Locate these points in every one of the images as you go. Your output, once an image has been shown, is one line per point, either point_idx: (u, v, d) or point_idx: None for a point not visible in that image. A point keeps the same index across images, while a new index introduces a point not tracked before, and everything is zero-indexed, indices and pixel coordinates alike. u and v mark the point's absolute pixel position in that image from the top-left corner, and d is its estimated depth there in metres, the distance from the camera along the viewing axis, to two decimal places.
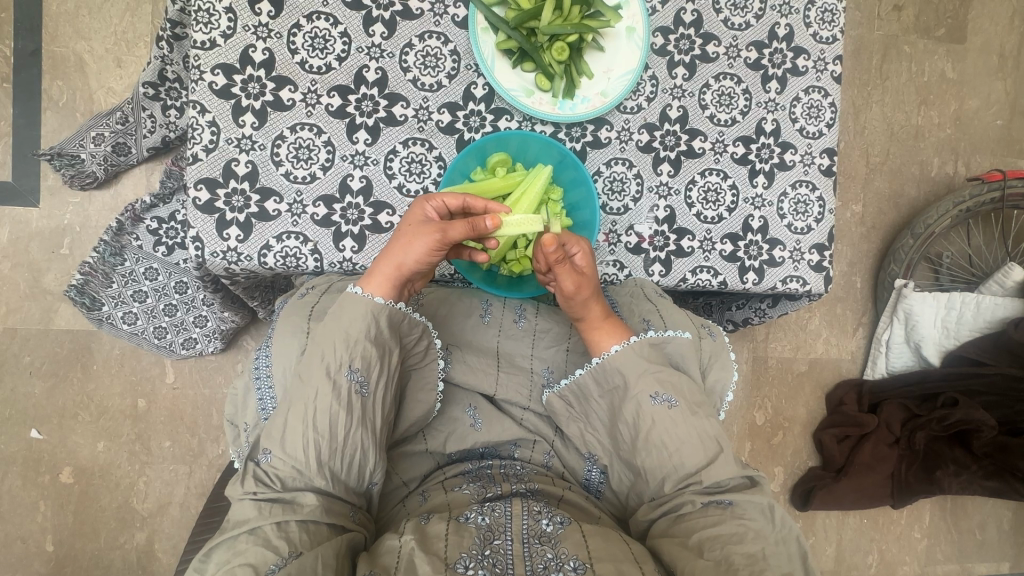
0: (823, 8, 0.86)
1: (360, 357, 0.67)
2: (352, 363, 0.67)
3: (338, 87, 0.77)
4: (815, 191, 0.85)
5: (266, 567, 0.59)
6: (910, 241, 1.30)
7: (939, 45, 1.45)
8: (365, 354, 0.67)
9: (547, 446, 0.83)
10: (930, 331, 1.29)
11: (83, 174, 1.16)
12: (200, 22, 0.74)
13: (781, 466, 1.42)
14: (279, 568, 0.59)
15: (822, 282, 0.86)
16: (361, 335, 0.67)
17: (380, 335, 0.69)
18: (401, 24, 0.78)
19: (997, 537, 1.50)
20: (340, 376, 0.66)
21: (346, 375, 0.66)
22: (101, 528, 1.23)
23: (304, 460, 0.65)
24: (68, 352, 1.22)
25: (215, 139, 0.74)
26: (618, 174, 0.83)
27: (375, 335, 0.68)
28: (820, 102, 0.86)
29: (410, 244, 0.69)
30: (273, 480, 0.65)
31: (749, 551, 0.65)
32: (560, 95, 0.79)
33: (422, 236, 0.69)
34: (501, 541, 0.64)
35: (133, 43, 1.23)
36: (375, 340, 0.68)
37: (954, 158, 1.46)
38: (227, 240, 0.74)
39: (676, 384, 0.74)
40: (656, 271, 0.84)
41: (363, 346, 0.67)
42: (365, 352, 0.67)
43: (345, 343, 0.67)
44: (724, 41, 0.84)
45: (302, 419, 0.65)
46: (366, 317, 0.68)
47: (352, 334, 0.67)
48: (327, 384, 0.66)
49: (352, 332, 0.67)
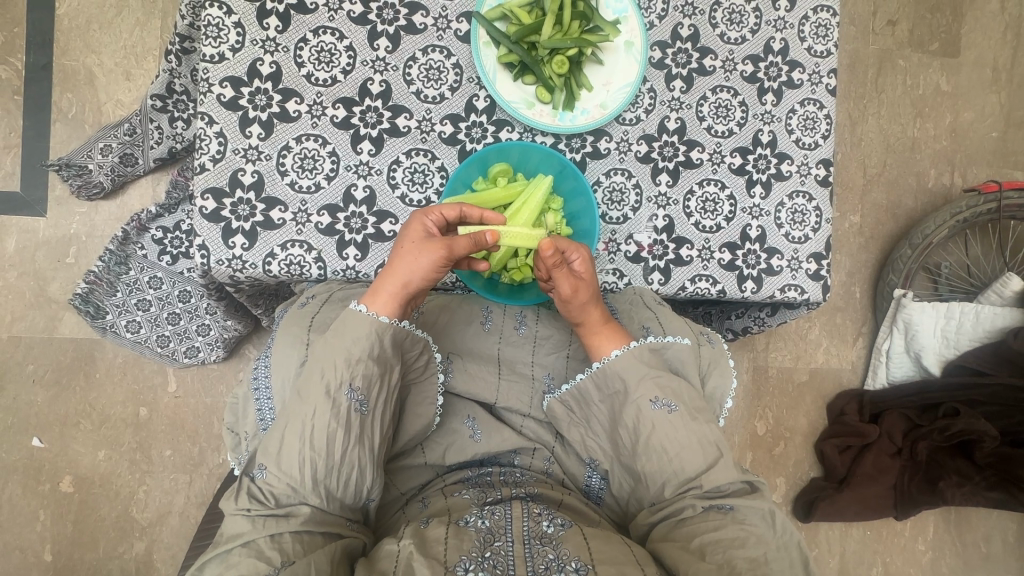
0: (817, 23, 0.88)
1: (360, 376, 0.68)
2: (352, 382, 0.67)
3: (343, 99, 0.79)
4: (812, 201, 0.87)
5: None
6: (907, 251, 1.32)
7: (933, 59, 1.48)
8: (366, 372, 0.68)
9: (548, 452, 0.84)
10: (930, 340, 1.30)
11: (91, 184, 1.18)
12: (210, 36, 0.76)
13: (783, 476, 1.42)
14: None
15: (820, 291, 0.87)
16: (363, 354, 0.68)
17: (382, 353, 0.70)
18: (405, 38, 0.80)
19: (1002, 550, 1.49)
20: (340, 395, 0.67)
21: (346, 393, 0.67)
22: (100, 537, 1.22)
23: (300, 478, 0.65)
24: (71, 360, 1.23)
25: (222, 149, 0.76)
26: (617, 184, 0.85)
27: (378, 353, 0.69)
28: (815, 114, 0.87)
29: (415, 262, 0.71)
30: (268, 498, 0.65)
31: (750, 556, 0.66)
32: (561, 107, 0.81)
33: (427, 254, 0.70)
34: (501, 543, 0.64)
35: (142, 56, 1.25)
36: (377, 358, 0.69)
37: (951, 169, 1.47)
38: (232, 248, 0.76)
39: (676, 389, 0.75)
40: (655, 280, 0.85)
41: (365, 364, 0.68)
42: (367, 371, 0.68)
43: (347, 361, 0.68)
44: (721, 55, 0.86)
45: (299, 437, 0.66)
46: (369, 336, 0.69)
47: (355, 354, 0.68)
48: (326, 403, 0.66)
49: (354, 351, 0.68)
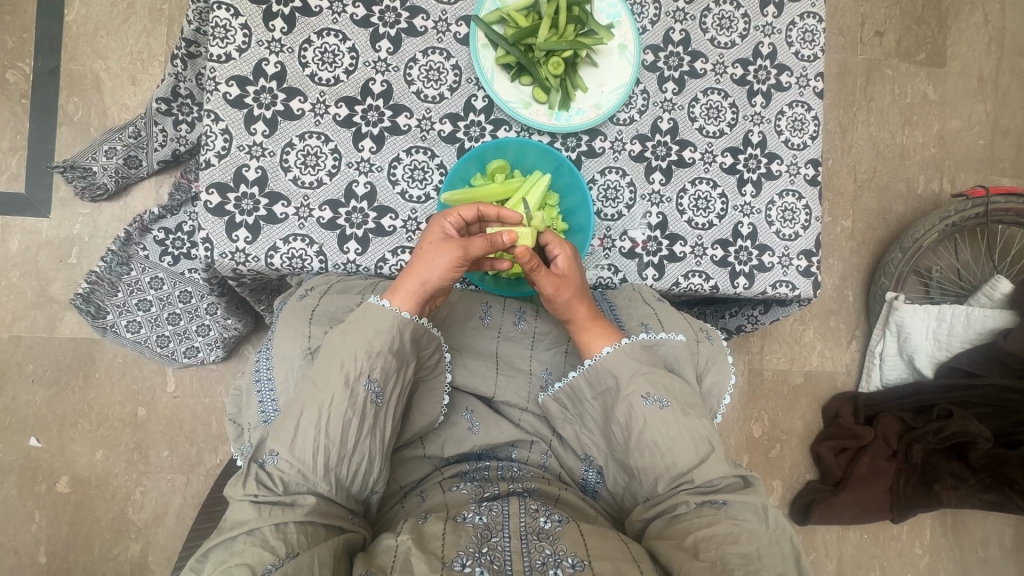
0: (804, 28, 0.91)
1: (379, 368, 0.70)
2: (370, 373, 0.69)
3: (345, 98, 0.81)
4: (802, 200, 0.89)
5: (263, 567, 0.60)
6: (899, 255, 1.34)
7: (920, 68, 1.51)
8: (385, 365, 0.70)
9: (545, 446, 0.84)
10: (922, 342, 1.31)
11: (95, 186, 1.20)
12: (217, 36, 0.78)
13: (780, 479, 1.42)
14: (276, 568, 0.60)
15: (811, 288, 0.89)
16: (384, 347, 0.70)
17: (401, 348, 0.72)
18: (406, 40, 0.83)
19: (999, 554, 1.49)
20: (358, 385, 0.68)
21: (364, 384, 0.69)
22: (95, 539, 1.22)
23: (311, 465, 0.66)
24: (70, 360, 1.24)
25: (227, 146, 0.78)
26: (612, 182, 0.87)
27: (397, 348, 0.71)
28: (803, 116, 0.90)
29: (435, 261, 0.72)
30: (276, 484, 0.65)
31: (743, 551, 0.66)
32: (557, 107, 0.84)
33: (444, 253, 0.72)
34: (498, 538, 0.65)
35: (147, 62, 1.28)
36: (397, 353, 0.71)
37: (940, 175, 1.50)
38: (236, 241, 0.77)
39: (667, 385, 0.76)
40: (650, 276, 0.87)
41: (384, 358, 0.70)
42: (384, 364, 0.70)
43: (366, 353, 0.69)
44: (711, 58, 0.89)
45: (314, 424, 0.67)
46: (391, 329, 0.70)
47: (374, 347, 0.70)
48: (344, 392, 0.68)
49: (375, 344, 0.70)
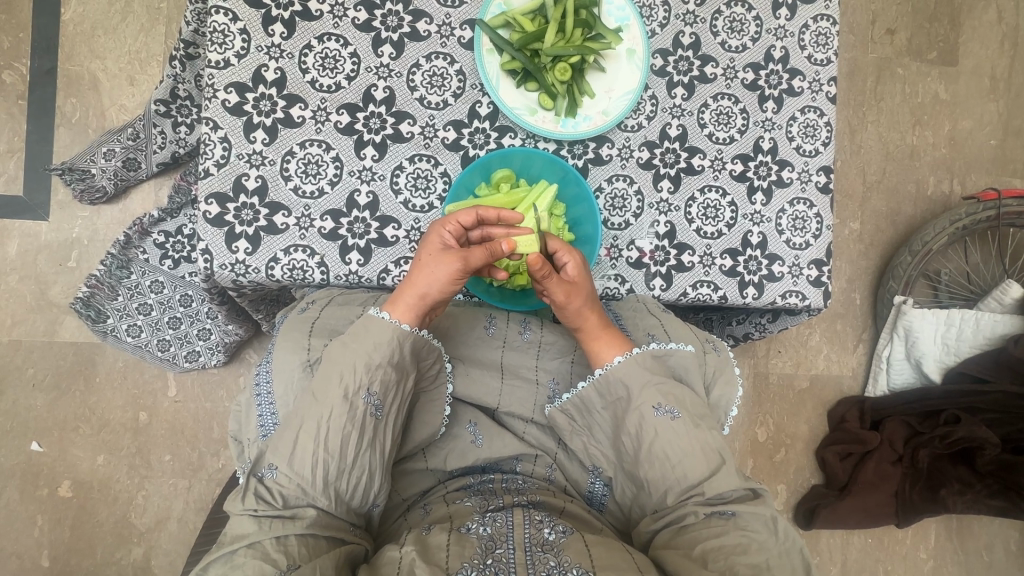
0: (817, 31, 0.88)
1: (379, 381, 0.69)
2: (370, 386, 0.68)
3: (346, 105, 0.79)
4: (813, 208, 0.87)
5: None
6: (907, 258, 1.32)
7: (931, 67, 1.49)
8: (385, 377, 0.69)
9: (550, 459, 0.83)
10: (931, 347, 1.30)
11: (94, 188, 1.19)
12: (215, 42, 0.77)
13: (784, 483, 1.42)
14: None
15: (822, 298, 0.87)
16: (385, 360, 0.69)
17: (402, 361, 0.71)
18: (409, 44, 0.81)
19: (1004, 558, 1.48)
20: (358, 399, 0.67)
21: (364, 397, 0.68)
22: (97, 543, 1.22)
23: (310, 479, 0.65)
24: (70, 365, 1.23)
25: (226, 155, 0.77)
26: (619, 191, 0.85)
27: (398, 360, 0.70)
28: (816, 121, 0.88)
29: (434, 273, 0.71)
30: (275, 498, 0.64)
31: (752, 563, 0.65)
32: (563, 113, 0.81)
33: (443, 265, 0.71)
34: (503, 550, 0.64)
35: (146, 62, 1.26)
36: (397, 365, 0.70)
37: (950, 177, 1.48)
38: (235, 252, 0.76)
39: (678, 396, 0.75)
40: (657, 286, 0.85)
41: (384, 370, 0.69)
42: (385, 377, 0.69)
43: (367, 366, 0.68)
44: (722, 63, 0.87)
45: (313, 437, 0.65)
46: (392, 342, 0.69)
47: (375, 359, 0.68)
48: (343, 405, 0.67)
49: (375, 357, 0.68)
